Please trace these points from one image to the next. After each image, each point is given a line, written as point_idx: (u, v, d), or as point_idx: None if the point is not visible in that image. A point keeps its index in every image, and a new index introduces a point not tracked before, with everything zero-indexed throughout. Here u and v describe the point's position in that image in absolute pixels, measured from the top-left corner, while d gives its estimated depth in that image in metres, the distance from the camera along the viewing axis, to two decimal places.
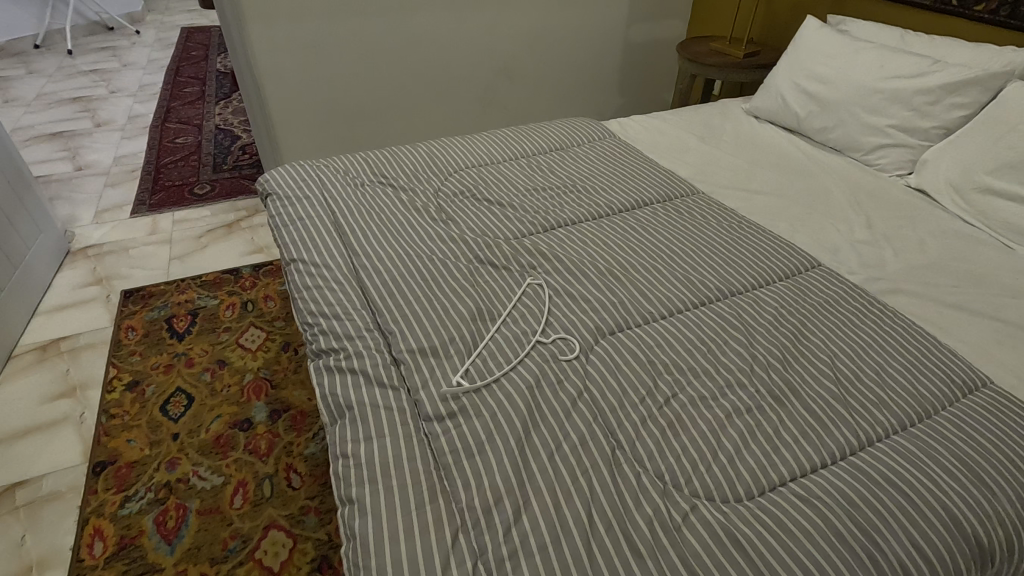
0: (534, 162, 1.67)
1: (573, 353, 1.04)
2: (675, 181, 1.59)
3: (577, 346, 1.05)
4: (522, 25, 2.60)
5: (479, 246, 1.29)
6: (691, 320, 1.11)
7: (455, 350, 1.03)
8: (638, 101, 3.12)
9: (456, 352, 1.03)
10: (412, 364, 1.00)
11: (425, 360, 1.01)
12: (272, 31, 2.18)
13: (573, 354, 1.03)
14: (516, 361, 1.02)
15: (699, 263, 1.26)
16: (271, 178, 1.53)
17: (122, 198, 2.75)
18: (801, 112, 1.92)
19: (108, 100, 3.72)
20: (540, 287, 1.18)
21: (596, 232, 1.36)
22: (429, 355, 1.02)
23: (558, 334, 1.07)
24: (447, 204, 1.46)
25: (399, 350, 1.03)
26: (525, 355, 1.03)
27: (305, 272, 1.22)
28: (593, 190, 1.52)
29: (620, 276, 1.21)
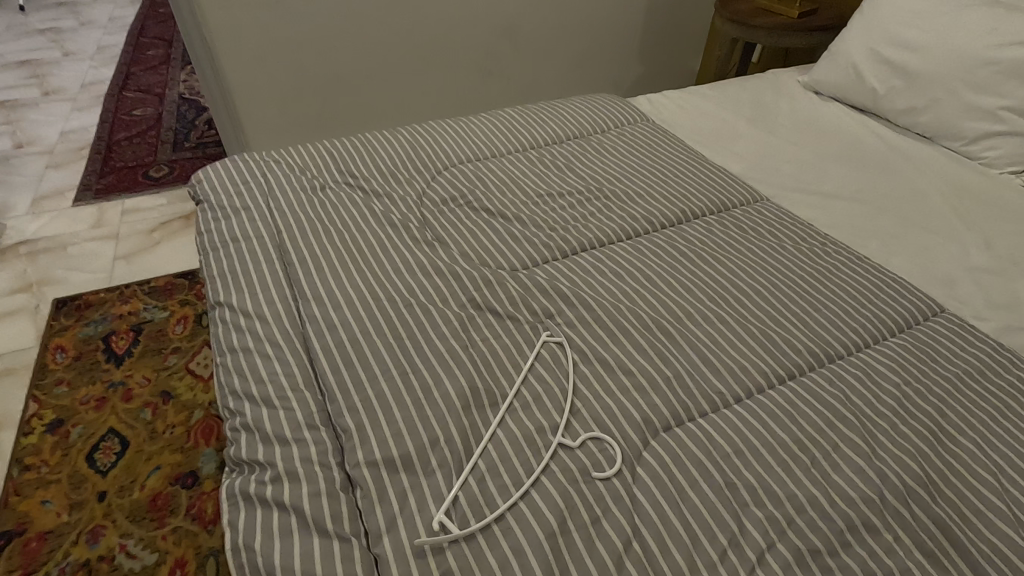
0: (548, 155, 1.30)
1: (611, 468, 0.71)
2: (731, 182, 1.22)
3: (617, 456, 0.72)
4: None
5: (475, 283, 0.94)
6: (779, 408, 0.77)
7: (438, 464, 0.70)
8: (663, 69, 2.71)
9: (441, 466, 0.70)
10: (373, 494, 0.67)
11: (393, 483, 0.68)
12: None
13: (612, 469, 0.70)
14: (530, 482, 0.69)
15: (778, 310, 0.91)
16: (204, 180, 1.17)
17: (65, 181, 2.37)
18: (879, 87, 1.53)
19: (61, 64, 3.29)
20: (565, 348, 0.85)
21: (633, 259, 1.01)
22: (398, 473, 0.69)
23: (589, 433, 0.74)
24: (434, 217, 1.11)
25: (355, 465, 0.69)
26: (541, 472, 0.70)
27: (233, 326, 0.87)
28: (626, 197, 1.16)
29: (670, 331, 0.87)
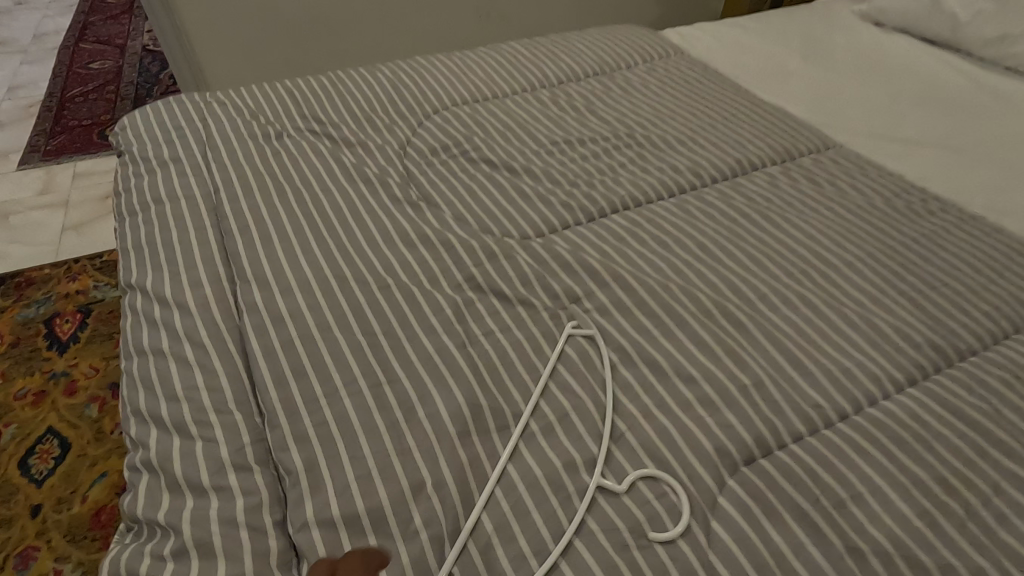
0: (564, 94, 1.04)
1: (676, 525, 0.49)
2: (794, 126, 0.98)
3: (683, 508, 0.50)
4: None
5: (474, 257, 0.71)
6: (904, 430, 0.55)
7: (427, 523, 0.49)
8: None
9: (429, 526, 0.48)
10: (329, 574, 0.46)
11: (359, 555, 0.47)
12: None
13: (678, 527, 0.49)
14: (559, 551, 0.48)
15: (877, 289, 0.69)
16: (128, 127, 0.92)
17: (11, 141, 2.10)
18: (960, 13, 1.26)
19: (12, 14, 2.96)
20: (601, 345, 0.63)
21: (681, 223, 0.77)
22: (368, 538, 0.48)
23: (639, 471, 0.52)
24: (421, 172, 0.86)
25: (305, 526, 0.48)
26: (574, 533, 0.49)
27: (143, 316, 0.64)
28: (666, 145, 0.92)
29: (740, 321, 0.64)
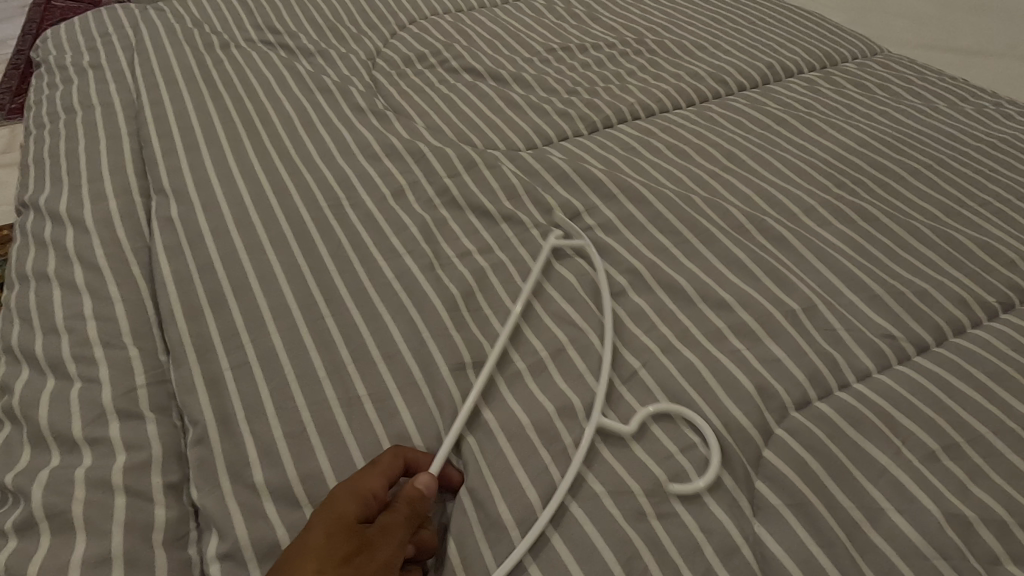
0: (562, 2, 0.89)
1: (702, 477, 0.37)
2: (835, 31, 0.83)
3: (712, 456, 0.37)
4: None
5: (448, 168, 0.58)
6: (1006, 364, 0.41)
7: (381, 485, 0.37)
8: None
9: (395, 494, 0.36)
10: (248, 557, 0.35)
11: (286, 529, 0.35)
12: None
13: (704, 481, 0.36)
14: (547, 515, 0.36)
15: (951, 199, 0.55)
16: (47, 36, 0.78)
17: None
18: None
19: None
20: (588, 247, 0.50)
21: (703, 130, 0.64)
22: (303, 510, 0.36)
23: (652, 409, 0.40)
24: (391, 81, 0.72)
25: (215, 490, 0.37)
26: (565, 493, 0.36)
27: (32, 238, 0.51)
28: (683, 51, 0.78)
29: (782, 237, 0.51)
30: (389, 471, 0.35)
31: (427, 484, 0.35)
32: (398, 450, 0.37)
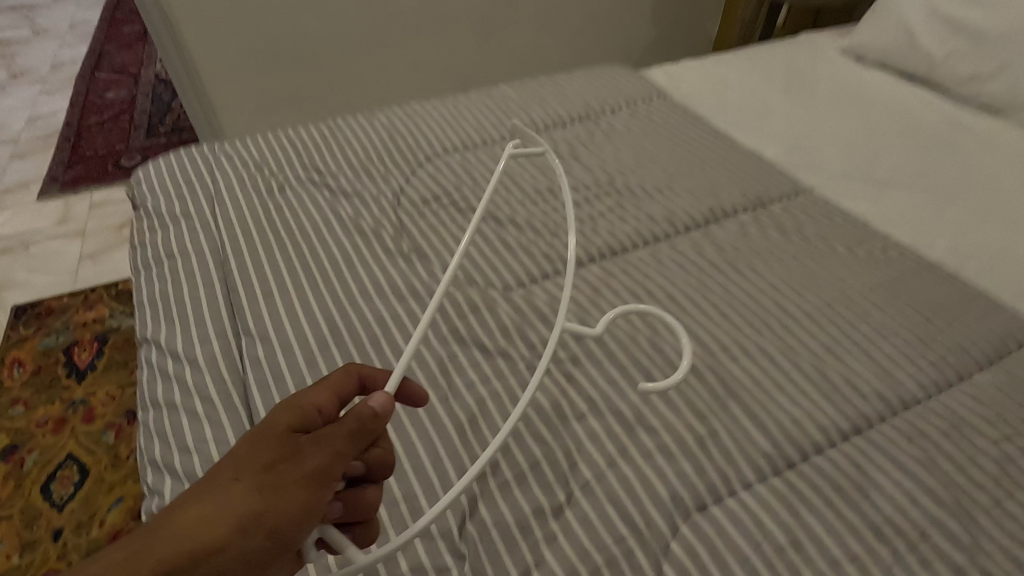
0: (550, 142, 1.10)
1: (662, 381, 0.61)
2: (767, 173, 1.04)
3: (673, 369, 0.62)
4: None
5: (458, 311, 0.77)
6: (843, 479, 0.60)
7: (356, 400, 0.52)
8: (680, 49, 2.44)
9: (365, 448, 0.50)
10: None
11: None
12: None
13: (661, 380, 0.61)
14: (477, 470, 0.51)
15: (831, 339, 0.74)
16: (142, 180, 0.99)
17: (32, 172, 2.19)
18: (936, 52, 1.30)
19: (30, 44, 3.06)
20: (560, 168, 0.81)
21: (652, 273, 0.83)
22: None
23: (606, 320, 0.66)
24: (413, 221, 0.92)
25: None
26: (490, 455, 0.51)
27: (158, 371, 0.71)
28: (644, 192, 0.98)
29: (701, 372, 0.70)
30: (341, 388, 0.49)
31: (380, 403, 0.46)
32: (354, 368, 0.51)
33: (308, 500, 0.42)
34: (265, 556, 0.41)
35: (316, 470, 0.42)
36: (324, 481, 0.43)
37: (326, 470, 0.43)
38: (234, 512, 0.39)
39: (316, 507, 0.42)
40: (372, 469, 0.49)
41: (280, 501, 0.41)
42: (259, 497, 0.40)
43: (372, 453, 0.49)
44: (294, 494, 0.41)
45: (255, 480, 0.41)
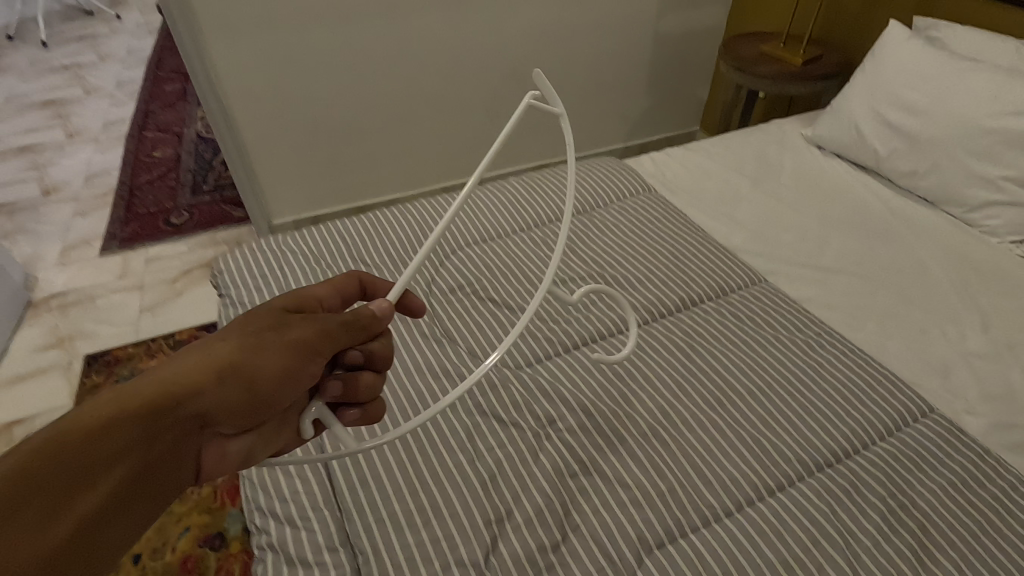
0: (553, 235, 1.34)
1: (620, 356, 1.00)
2: (730, 264, 1.27)
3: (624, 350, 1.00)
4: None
5: (480, 387, 1.00)
6: (765, 526, 0.82)
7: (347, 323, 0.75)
8: (672, 116, 2.69)
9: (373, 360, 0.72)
10: None
11: None
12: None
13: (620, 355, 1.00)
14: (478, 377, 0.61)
15: (767, 414, 0.96)
16: (225, 272, 1.23)
17: (92, 229, 2.45)
18: (881, 149, 1.53)
19: (82, 103, 3.37)
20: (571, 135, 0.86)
21: (632, 356, 1.06)
22: None
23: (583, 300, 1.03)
24: (442, 309, 1.16)
25: None
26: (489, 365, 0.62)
27: None
28: (628, 283, 1.22)
29: (665, 440, 0.92)
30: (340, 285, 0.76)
31: (380, 308, 0.68)
32: (357, 275, 0.78)
33: (298, 352, 0.63)
34: (257, 394, 0.61)
35: (303, 341, 0.63)
36: (306, 351, 0.63)
37: (311, 342, 0.64)
38: (237, 356, 0.60)
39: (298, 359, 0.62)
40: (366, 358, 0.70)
41: (270, 356, 0.61)
42: (257, 348, 0.61)
43: (371, 350, 0.70)
44: (286, 354, 0.62)
45: (260, 337, 0.62)
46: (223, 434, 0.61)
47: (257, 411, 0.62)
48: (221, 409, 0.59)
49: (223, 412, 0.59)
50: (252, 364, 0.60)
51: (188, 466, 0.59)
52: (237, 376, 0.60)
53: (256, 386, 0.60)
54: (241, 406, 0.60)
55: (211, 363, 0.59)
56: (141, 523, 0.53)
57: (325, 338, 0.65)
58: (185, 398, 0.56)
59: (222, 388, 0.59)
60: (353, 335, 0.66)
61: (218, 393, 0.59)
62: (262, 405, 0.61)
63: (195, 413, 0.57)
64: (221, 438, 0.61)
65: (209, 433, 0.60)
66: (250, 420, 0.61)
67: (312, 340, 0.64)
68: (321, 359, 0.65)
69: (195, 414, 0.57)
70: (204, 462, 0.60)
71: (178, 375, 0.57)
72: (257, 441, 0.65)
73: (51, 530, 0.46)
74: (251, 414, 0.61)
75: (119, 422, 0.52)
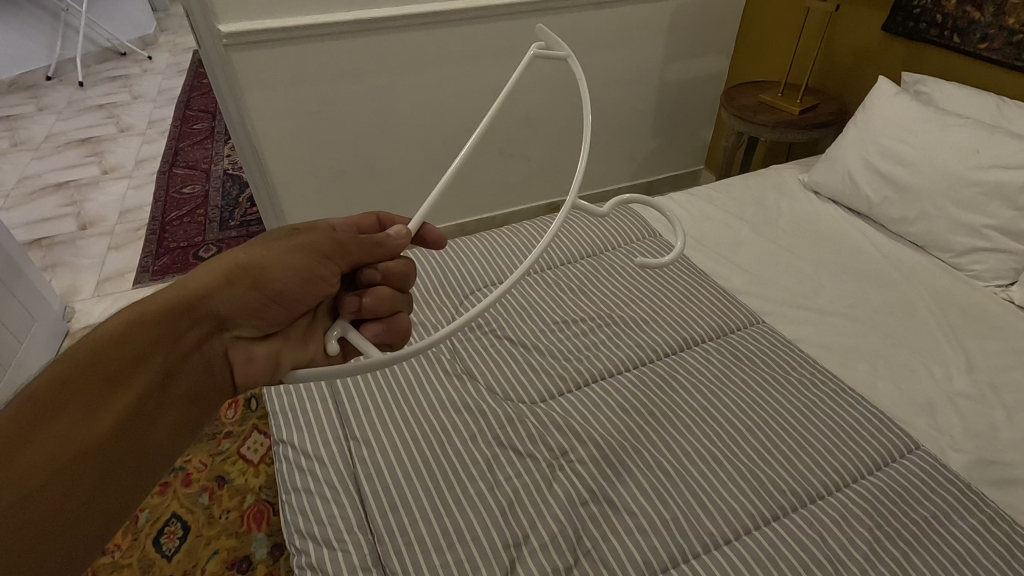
0: (565, 277, 1.45)
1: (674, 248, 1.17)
2: (729, 305, 1.37)
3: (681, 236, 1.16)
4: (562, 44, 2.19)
5: (498, 421, 1.09)
6: (760, 552, 0.89)
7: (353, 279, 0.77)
8: (677, 157, 2.81)
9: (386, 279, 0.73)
10: None
11: None
12: (261, 35, 1.75)
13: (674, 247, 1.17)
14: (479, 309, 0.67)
15: (764, 448, 1.04)
16: None
17: (126, 262, 2.58)
18: (873, 197, 1.62)
19: (117, 141, 3.55)
20: (578, 69, 0.95)
21: (639, 391, 1.15)
22: None
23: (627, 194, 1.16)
24: (463, 347, 1.25)
25: None
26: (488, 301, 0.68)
27: (295, 466, 1.04)
28: (633, 323, 1.31)
29: (669, 471, 1.00)
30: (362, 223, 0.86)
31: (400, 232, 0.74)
32: (375, 215, 0.89)
33: (308, 253, 0.68)
34: (266, 294, 0.67)
35: (312, 244, 0.69)
36: (316, 255, 0.69)
37: (320, 247, 0.69)
38: (246, 260, 0.67)
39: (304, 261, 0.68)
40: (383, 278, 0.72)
41: (278, 258, 0.67)
42: (265, 252, 0.68)
43: (385, 268, 0.73)
44: (293, 257, 0.68)
45: (269, 244, 0.68)
46: (244, 337, 0.69)
47: (270, 311, 0.69)
48: (233, 311, 0.67)
49: (235, 314, 0.67)
50: (259, 266, 0.67)
51: (215, 365, 0.68)
52: (245, 278, 0.67)
53: (263, 287, 0.67)
54: (250, 307, 0.68)
55: (221, 269, 0.66)
56: (176, 415, 0.64)
57: (337, 245, 0.69)
58: (198, 300, 0.65)
59: (231, 289, 0.66)
60: (365, 246, 0.71)
61: (228, 295, 0.66)
62: (273, 305, 0.68)
63: (208, 314, 0.66)
64: (243, 341, 0.69)
65: (229, 336, 0.68)
66: (260, 320, 0.69)
67: (322, 245, 0.69)
68: (332, 263, 0.70)
69: (209, 316, 0.66)
70: (232, 361, 0.69)
71: (190, 279, 0.66)
72: (283, 345, 0.71)
73: (93, 419, 0.58)
74: (263, 315, 0.68)
75: (139, 324, 0.62)
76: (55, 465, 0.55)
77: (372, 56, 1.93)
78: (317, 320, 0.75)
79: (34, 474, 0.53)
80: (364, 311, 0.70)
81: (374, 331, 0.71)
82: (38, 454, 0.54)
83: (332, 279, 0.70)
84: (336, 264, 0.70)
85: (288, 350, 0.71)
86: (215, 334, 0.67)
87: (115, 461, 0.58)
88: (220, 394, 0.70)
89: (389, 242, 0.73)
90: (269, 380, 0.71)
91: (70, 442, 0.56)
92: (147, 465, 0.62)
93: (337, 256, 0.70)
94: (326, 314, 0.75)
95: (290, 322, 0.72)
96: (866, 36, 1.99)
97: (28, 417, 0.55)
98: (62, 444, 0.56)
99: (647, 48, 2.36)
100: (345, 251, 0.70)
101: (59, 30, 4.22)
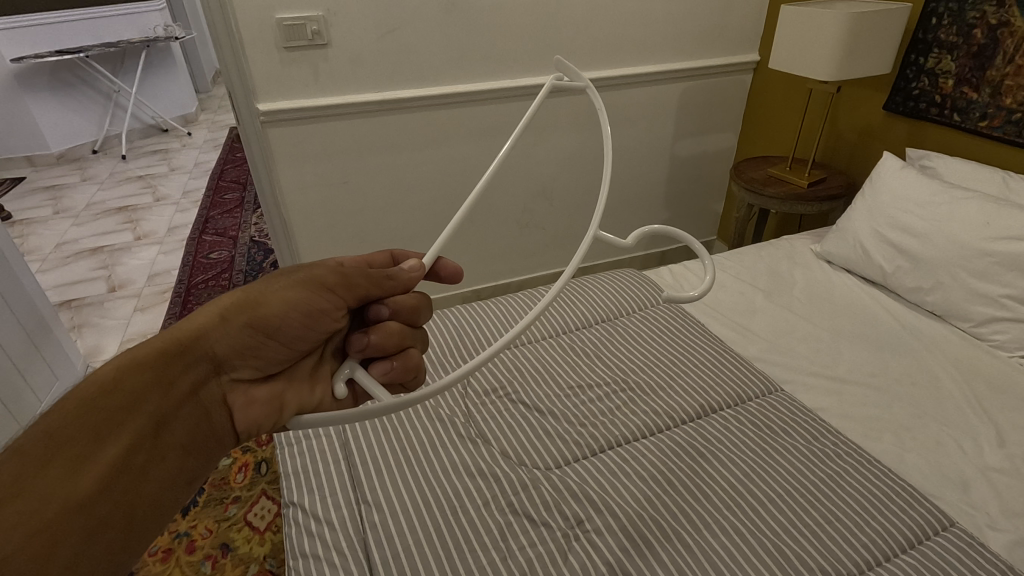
0: (580, 342, 1.46)
1: (698, 292, 1.16)
2: (746, 373, 1.36)
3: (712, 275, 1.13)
4: (574, 120, 2.30)
5: (513, 487, 1.06)
6: None
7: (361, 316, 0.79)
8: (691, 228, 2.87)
9: (393, 317, 0.73)
10: None
11: None
12: (295, 112, 1.87)
13: (700, 292, 1.15)
14: (504, 344, 0.66)
15: (789, 523, 1.00)
16: None
17: (151, 324, 2.64)
18: (886, 266, 1.64)
19: (152, 210, 3.73)
20: (598, 102, 0.98)
21: (658, 459, 1.12)
22: None
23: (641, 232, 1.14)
24: (478, 411, 1.25)
25: None
26: (512, 337, 0.66)
27: (303, 529, 1.01)
28: (648, 390, 1.30)
29: (690, 545, 0.96)
30: (377, 260, 0.88)
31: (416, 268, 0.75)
32: (390, 251, 0.90)
33: (311, 285, 0.71)
34: (260, 331, 0.69)
35: (314, 277, 0.71)
36: (314, 286, 0.71)
37: (323, 279, 0.71)
38: (245, 296, 0.70)
39: (298, 295, 0.70)
40: (392, 315, 0.73)
41: (277, 292, 0.70)
42: (265, 288, 0.70)
43: (393, 304, 0.74)
44: (294, 292, 0.70)
45: (272, 281, 0.71)
46: (242, 380, 0.71)
47: (267, 350, 0.71)
48: (228, 352, 0.69)
49: (231, 355, 0.69)
50: (257, 301, 0.69)
51: (212, 410, 0.69)
52: (241, 315, 0.69)
53: (258, 324, 0.69)
54: (247, 347, 0.70)
55: (218, 308, 0.69)
56: (170, 466, 0.64)
57: (341, 277, 0.71)
58: (192, 342, 0.67)
59: (225, 329, 0.68)
60: (374, 278, 0.73)
61: (222, 333, 0.68)
62: (269, 343, 0.70)
63: (205, 356, 0.68)
64: (242, 384, 0.71)
65: (226, 379, 0.70)
66: (256, 363, 0.71)
67: (326, 277, 0.71)
68: (335, 296, 0.72)
69: (205, 358, 0.68)
70: (231, 406, 0.70)
71: (188, 322, 0.68)
72: (286, 387, 0.73)
73: (80, 473, 0.57)
74: (260, 354, 0.70)
75: (132, 370, 0.63)
76: (35, 526, 0.54)
77: (395, 130, 2.05)
78: (324, 361, 0.77)
79: (13, 536, 0.52)
80: (370, 349, 0.70)
81: (382, 370, 0.71)
82: (19, 517, 0.53)
83: (336, 314, 0.73)
84: (337, 297, 0.72)
85: (291, 392, 0.73)
86: (212, 378, 0.69)
87: (104, 519, 0.58)
88: (220, 443, 0.70)
89: (399, 276, 0.75)
90: (271, 424, 0.71)
91: (55, 499, 0.55)
92: (137, 520, 0.61)
93: (340, 289, 0.71)
94: (334, 355, 0.78)
95: (293, 362, 0.74)
96: (867, 115, 2.08)
97: (11, 475, 0.55)
98: (44, 501, 0.55)
99: (657, 125, 2.47)
100: (350, 284, 0.72)
101: (109, 109, 4.55)
